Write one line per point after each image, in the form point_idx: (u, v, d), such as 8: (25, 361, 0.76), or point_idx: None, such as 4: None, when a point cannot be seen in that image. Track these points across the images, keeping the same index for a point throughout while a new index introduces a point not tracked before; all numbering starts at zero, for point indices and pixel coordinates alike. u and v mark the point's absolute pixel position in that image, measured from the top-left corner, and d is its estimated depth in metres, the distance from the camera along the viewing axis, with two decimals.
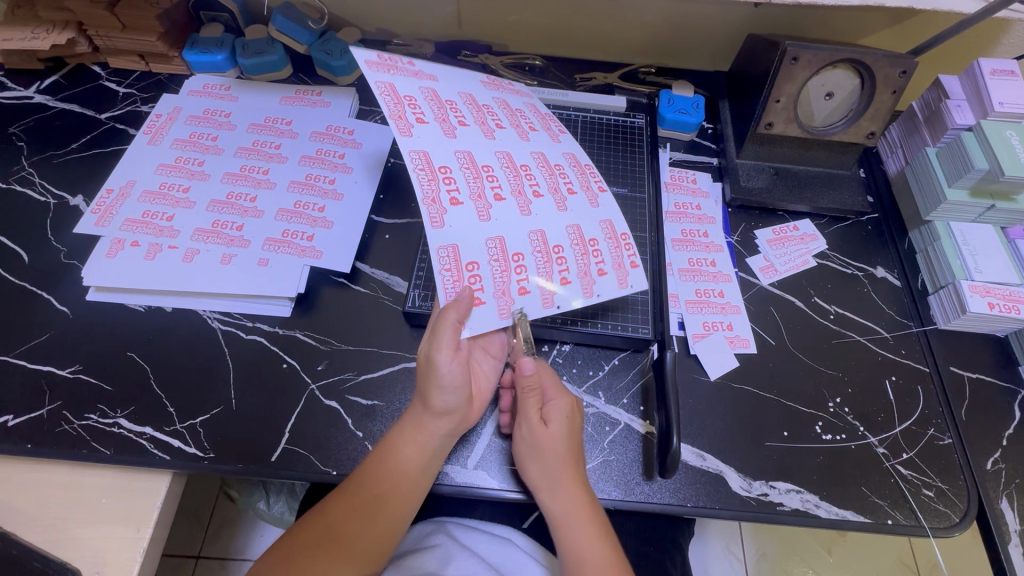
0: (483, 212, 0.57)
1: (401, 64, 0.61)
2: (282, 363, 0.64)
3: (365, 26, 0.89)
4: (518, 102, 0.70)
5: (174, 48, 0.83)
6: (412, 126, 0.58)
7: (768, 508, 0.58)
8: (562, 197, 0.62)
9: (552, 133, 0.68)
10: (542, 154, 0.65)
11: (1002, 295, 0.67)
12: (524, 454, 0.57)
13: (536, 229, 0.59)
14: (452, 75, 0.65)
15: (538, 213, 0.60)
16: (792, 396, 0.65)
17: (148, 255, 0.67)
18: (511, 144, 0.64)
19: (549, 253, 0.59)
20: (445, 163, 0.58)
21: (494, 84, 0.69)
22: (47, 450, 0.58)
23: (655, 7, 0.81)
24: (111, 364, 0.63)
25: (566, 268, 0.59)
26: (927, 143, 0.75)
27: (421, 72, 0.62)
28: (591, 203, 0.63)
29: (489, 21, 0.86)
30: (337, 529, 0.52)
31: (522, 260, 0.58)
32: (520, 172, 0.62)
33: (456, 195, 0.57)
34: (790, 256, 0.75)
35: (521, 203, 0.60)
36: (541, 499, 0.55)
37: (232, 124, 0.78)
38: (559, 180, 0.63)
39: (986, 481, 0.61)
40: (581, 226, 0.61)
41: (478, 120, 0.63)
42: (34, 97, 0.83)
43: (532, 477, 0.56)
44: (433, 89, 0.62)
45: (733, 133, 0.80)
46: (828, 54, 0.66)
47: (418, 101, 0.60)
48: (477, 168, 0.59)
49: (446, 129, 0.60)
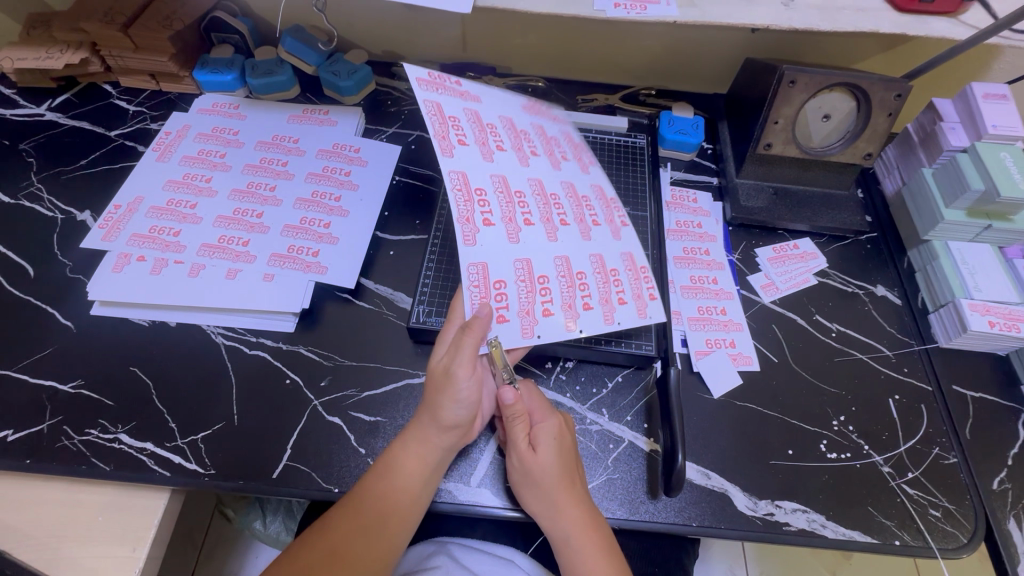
0: (513, 235, 0.59)
1: (451, 86, 0.62)
2: (286, 379, 0.64)
3: (371, 48, 0.92)
4: (557, 130, 0.70)
5: (184, 68, 0.85)
6: (452, 145, 0.59)
7: (774, 528, 0.58)
8: (587, 224, 0.64)
9: (584, 161, 0.70)
10: (571, 184, 0.66)
11: (1001, 313, 0.67)
12: (517, 480, 0.56)
13: (561, 256, 0.61)
14: (494, 97, 0.66)
15: (563, 240, 0.62)
16: (796, 414, 0.65)
17: (154, 269, 0.68)
18: (543, 172, 0.65)
19: (572, 278, 0.60)
20: (483, 187, 0.59)
21: (535, 110, 0.69)
22: (45, 466, 0.58)
23: (654, 32, 0.83)
24: (114, 379, 0.63)
25: (588, 294, 0.60)
26: (923, 165, 0.76)
27: (466, 93, 0.63)
28: (616, 236, 0.65)
29: (493, 44, 0.88)
30: (340, 549, 0.51)
31: (547, 283, 0.59)
32: (550, 200, 0.63)
33: (489, 217, 0.58)
34: (792, 274, 0.75)
35: (548, 230, 0.61)
36: (543, 524, 0.55)
37: (240, 142, 0.80)
38: (586, 212, 0.65)
39: (992, 502, 0.61)
40: (602, 256, 0.62)
41: (515, 146, 0.64)
42: (45, 114, 0.84)
43: (530, 503, 0.55)
44: (473, 112, 0.62)
45: (732, 153, 0.82)
46: (824, 78, 0.68)
47: (460, 124, 0.61)
48: (510, 193, 0.61)
49: (484, 153, 0.61)
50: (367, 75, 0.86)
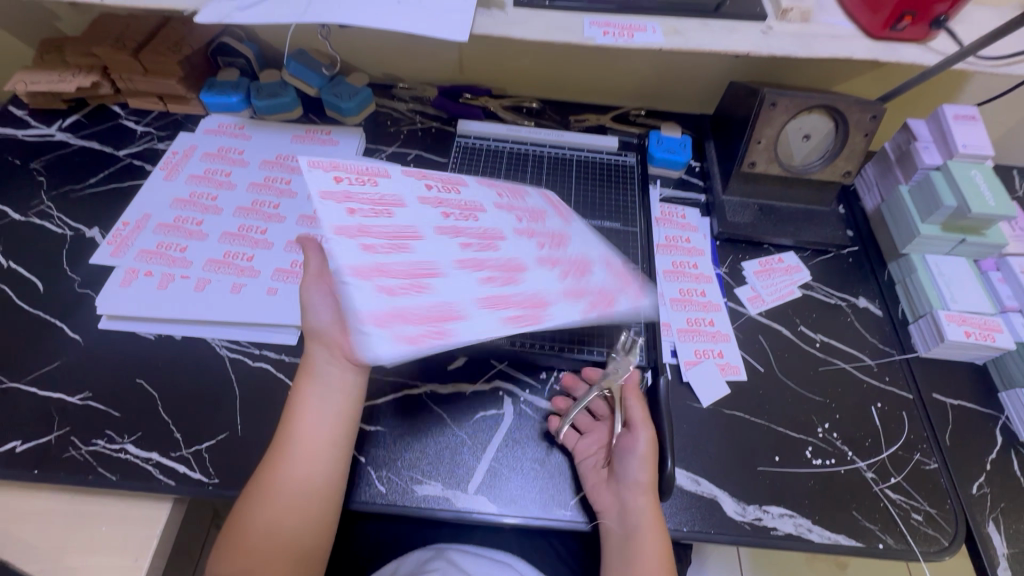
0: (428, 203, 0.55)
1: (562, 211, 0.71)
2: (288, 391, 0.66)
3: (372, 71, 0.95)
4: (600, 272, 0.63)
5: (191, 90, 0.88)
6: (501, 189, 0.66)
7: (762, 532, 0.60)
8: (476, 267, 0.52)
9: (619, 293, 0.61)
10: (523, 266, 0.56)
11: (977, 323, 0.70)
12: (634, 452, 0.58)
13: (405, 225, 0.50)
14: (572, 229, 0.68)
15: (425, 240, 0.51)
16: (782, 422, 0.67)
17: (161, 284, 0.70)
18: (521, 256, 0.57)
19: (394, 239, 0.48)
20: (465, 197, 0.60)
21: (605, 258, 0.66)
22: (52, 476, 0.59)
23: (643, 56, 0.87)
24: (120, 391, 0.64)
25: (391, 248, 0.47)
26: (900, 182, 0.80)
27: (564, 215, 0.70)
28: (485, 301, 0.49)
29: (489, 68, 0.92)
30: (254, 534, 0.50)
31: (384, 212, 0.50)
32: (483, 245, 0.55)
33: (437, 189, 0.57)
34: (777, 287, 0.78)
35: (448, 233, 0.53)
36: (642, 499, 0.56)
37: (245, 161, 0.83)
38: (495, 278, 0.53)
39: (972, 505, 0.63)
40: (439, 269, 0.49)
41: (542, 237, 0.63)
42: (56, 134, 0.87)
43: (646, 476, 0.57)
44: (540, 206, 0.68)
45: (719, 170, 0.85)
46: (803, 100, 0.72)
47: (557, 212, 0.70)
48: (466, 209, 0.58)
49: (506, 208, 0.63)
50: (368, 97, 0.89)
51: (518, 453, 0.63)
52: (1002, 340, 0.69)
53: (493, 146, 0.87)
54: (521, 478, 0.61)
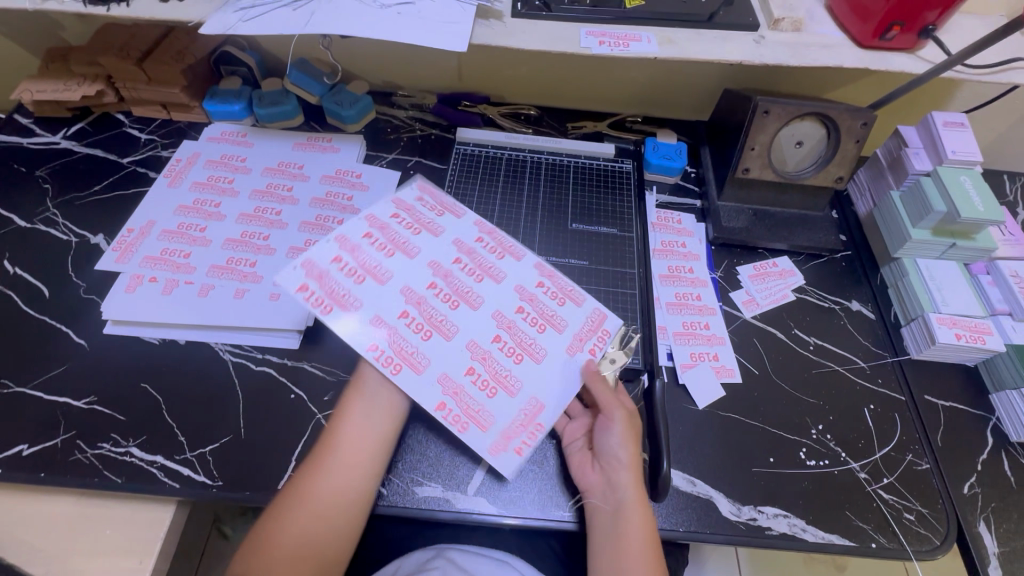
0: (438, 266, 0.63)
1: (584, 342, 0.62)
2: (291, 394, 0.67)
3: (372, 79, 0.97)
4: (512, 405, 0.59)
5: (194, 99, 0.89)
6: (537, 289, 0.64)
7: (757, 532, 0.61)
8: (383, 335, 0.59)
9: (501, 427, 0.58)
10: (426, 364, 0.59)
11: (967, 326, 0.72)
12: (613, 431, 0.60)
13: (387, 270, 0.62)
14: (557, 362, 0.61)
15: (383, 288, 0.61)
16: (776, 423, 0.68)
17: (165, 289, 0.71)
18: (438, 356, 0.59)
19: (366, 269, 0.61)
20: (477, 286, 0.63)
21: (539, 404, 0.59)
22: (58, 478, 0.60)
23: (640, 64, 0.89)
24: (125, 395, 0.65)
25: (355, 267, 0.61)
26: (892, 187, 0.82)
27: (575, 347, 0.62)
28: (365, 348, 0.58)
29: (487, 75, 0.94)
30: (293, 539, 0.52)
31: (397, 247, 0.63)
32: (433, 313, 0.61)
33: (462, 266, 0.64)
34: (771, 291, 0.79)
35: (412, 292, 0.61)
36: (625, 475, 0.58)
37: (248, 168, 0.84)
38: (408, 337, 0.59)
39: (963, 505, 0.64)
40: (367, 290, 0.60)
41: (507, 350, 0.61)
42: (61, 142, 0.89)
43: (629, 453, 0.59)
44: (558, 323, 0.63)
45: (713, 176, 0.87)
46: (795, 107, 0.73)
47: (588, 344, 0.62)
48: (458, 293, 0.62)
49: (506, 321, 0.62)
50: (369, 105, 0.91)
51: None
52: (993, 342, 0.70)
53: (492, 153, 0.88)
54: (520, 479, 0.63)
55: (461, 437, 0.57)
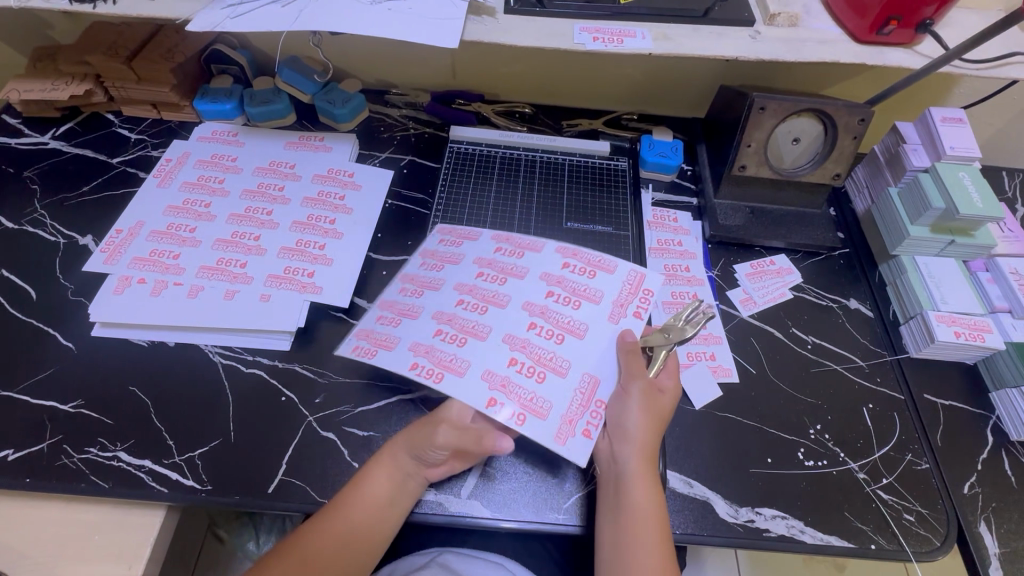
0: (465, 284, 0.65)
1: (626, 304, 0.62)
2: (282, 397, 0.66)
3: (365, 77, 0.96)
4: (566, 386, 0.58)
5: (185, 98, 0.88)
6: (563, 271, 0.65)
7: (755, 534, 0.60)
8: (423, 353, 0.59)
9: (560, 411, 0.57)
10: (466, 367, 0.58)
11: (967, 324, 0.71)
12: (627, 404, 0.57)
13: (418, 305, 0.64)
14: (600, 333, 0.61)
15: (417, 321, 0.62)
16: (773, 423, 0.67)
17: (154, 291, 0.70)
18: (478, 357, 0.58)
19: (401, 309, 0.64)
20: (503, 287, 0.64)
21: (594, 377, 0.59)
22: (44, 483, 0.59)
23: (635, 61, 0.88)
24: (113, 398, 0.64)
25: (391, 310, 0.64)
26: (890, 184, 0.81)
27: (616, 314, 0.62)
28: (408, 368, 0.58)
29: (481, 73, 0.93)
30: (312, 551, 0.53)
31: (423, 282, 0.66)
32: (473, 324, 0.61)
33: (485, 278, 0.65)
34: (769, 289, 0.78)
35: (449, 311, 0.63)
36: (630, 449, 0.56)
37: (239, 168, 0.83)
38: (451, 351, 0.59)
39: (963, 505, 0.64)
40: (406, 326, 0.62)
41: (546, 332, 0.60)
42: (49, 142, 0.88)
43: (638, 428, 0.56)
44: (593, 296, 0.63)
45: (710, 174, 0.86)
46: (791, 104, 0.72)
47: (631, 308, 0.63)
48: (485, 298, 0.63)
49: (539, 307, 0.62)
50: (362, 103, 0.90)
51: (510, 457, 0.63)
52: (992, 340, 0.70)
53: (486, 151, 0.87)
54: (514, 482, 0.62)
55: (522, 429, 0.55)
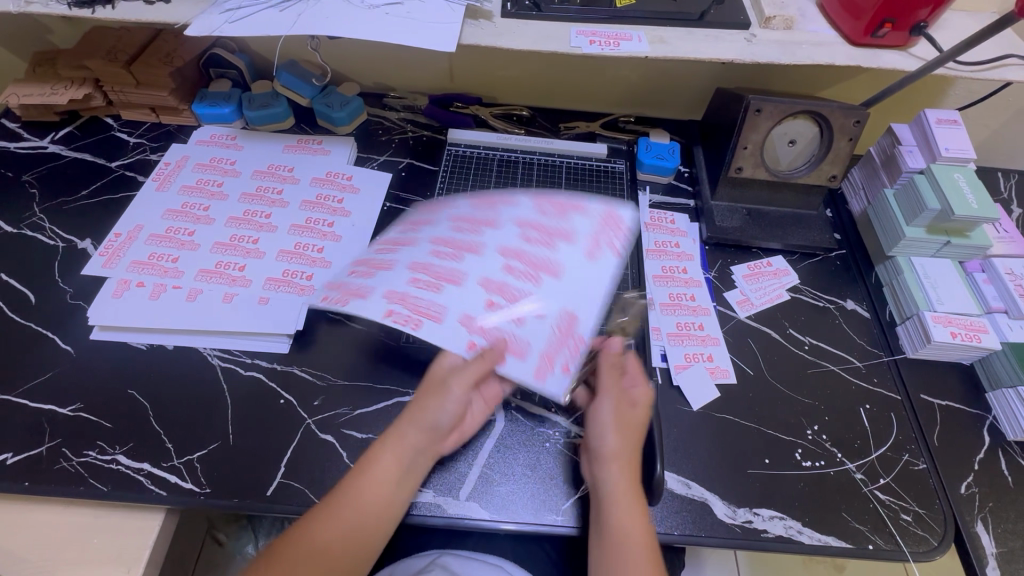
0: (439, 236, 0.64)
1: (602, 240, 0.63)
2: (280, 399, 0.66)
3: (364, 81, 0.96)
4: (545, 325, 0.59)
5: (183, 101, 0.89)
6: (538, 218, 0.65)
7: (753, 535, 0.60)
8: (399, 300, 0.57)
9: (539, 348, 0.58)
10: (444, 313, 0.57)
11: (963, 324, 0.71)
12: (600, 425, 0.58)
13: (390, 258, 0.62)
14: (575, 271, 0.61)
15: (391, 271, 0.60)
16: (770, 424, 0.67)
17: (153, 294, 0.70)
18: (454, 303, 0.58)
19: (372, 265, 0.62)
20: (478, 236, 0.63)
21: (572, 314, 0.59)
22: (43, 487, 0.59)
23: (631, 64, 0.89)
24: (112, 402, 0.65)
25: (362, 265, 0.62)
26: (886, 185, 0.81)
27: (593, 250, 0.62)
28: (383, 315, 0.55)
29: (479, 76, 0.93)
30: (319, 548, 0.51)
31: (395, 239, 0.65)
32: (447, 271, 0.59)
33: (459, 228, 0.64)
34: (766, 290, 0.79)
35: (421, 259, 0.61)
36: (605, 469, 0.56)
37: (237, 172, 0.83)
38: (427, 297, 0.57)
39: (960, 506, 0.64)
40: (378, 277, 0.59)
41: (521, 273, 0.60)
42: (48, 146, 0.88)
43: (609, 446, 0.57)
44: (567, 235, 0.63)
45: (707, 176, 0.86)
46: (787, 106, 0.73)
47: (606, 242, 0.63)
48: (459, 247, 0.62)
49: (515, 250, 0.62)
50: (360, 106, 0.90)
51: (509, 459, 0.63)
52: (988, 341, 0.70)
53: (484, 154, 0.87)
54: (512, 484, 0.62)
55: (503, 369, 0.56)
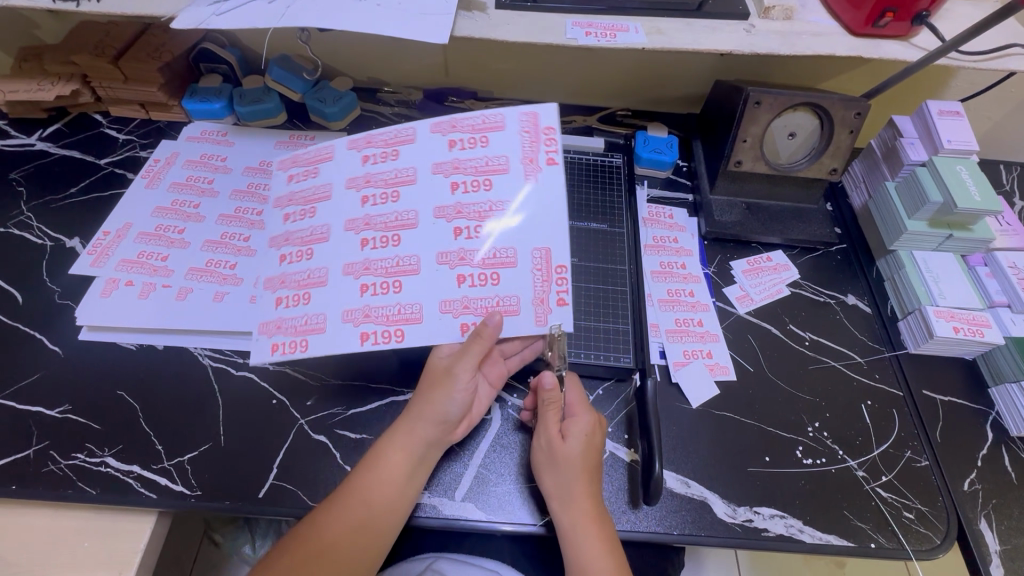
0: (352, 223, 0.62)
1: (535, 154, 0.61)
2: (272, 400, 0.65)
3: (357, 75, 0.95)
4: (523, 271, 0.58)
5: (173, 97, 0.87)
6: (452, 157, 0.62)
7: (753, 534, 0.59)
8: (365, 318, 0.58)
9: (528, 297, 0.57)
10: (420, 310, 0.58)
11: (965, 319, 0.70)
12: (541, 462, 0.58)
13: (320, 269, 0.61)
14: (521, 199, 0.59)
15: (329, 286, 0.59)
16: (771, 421, 0.67)
17: (142, 293, 0.69)
18: (423, 293, 0.58)
19: (306, 282, 0.61)
20: (401, 203, 0.61)
21: (545, 249, 0.58)
22: (30, 490, 0.58)
23: (628, 56, 0.87)
24: (101, 403, 0.63)
25: (293, 276, 0.61)
26: (887, 178, 0.80)
27: (530, 171, 0.60)
28: (362, 341, 0.57)
29: (474, 70, 0.92)
30: (327, 541, 0.51)
31: (313, 236, 0.63)
32: (388, 263, 0.60)
33: (373, 202, 0.62)
34: (766, 286, 0.78)
35: (353, 262, 0.61)
36: (554, 508, 0.56)
37: (228, 168, 0.82)
38: (388, 299, 0.59)
39: (964, 503, 0.63)
40: (328, 296, 0.60)
41: (471, 230, 0.59)
42: (36, 143, 0.86)
43: (549, 486, 0.57)
44: (499, 165, 0.61)
45: (705, 170, 0.85)
46: (787, 98, 0.71)
47: (540, 155, 0.61)
48: (392, 227, 0.61)
49: (451, 207, 0.60)
50: (353, 101, 0.88)
51: (506, 458, 0.62)
52: (991, 335, 0.69)
53: None
54: (509, 484, 0.61)
55: (507, 333, 0.57)
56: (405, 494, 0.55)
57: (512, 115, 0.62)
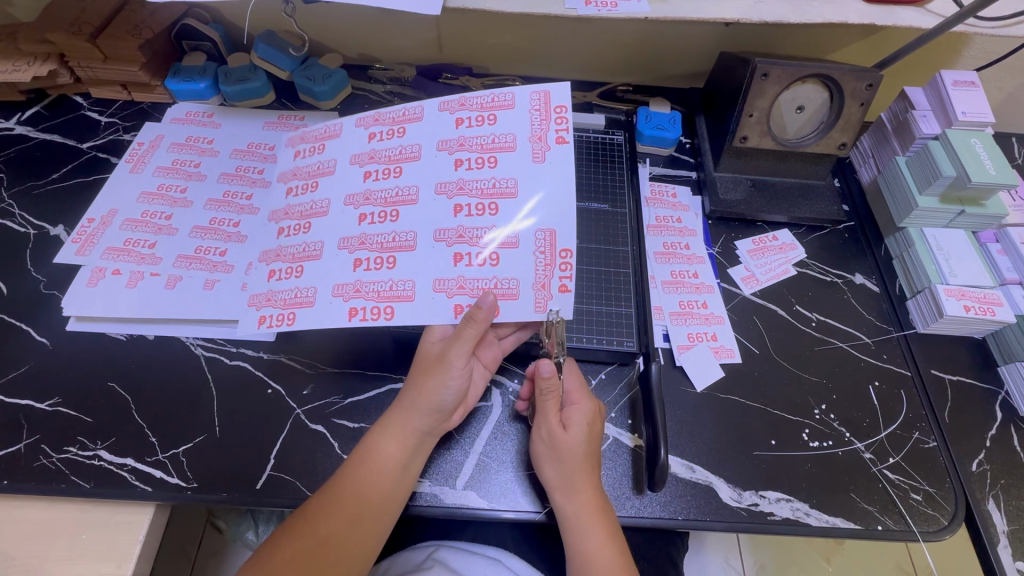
0: (354, 200, 0.61)
1: (544, 132, 0.59)
2: (267, 389, 0.63)
3: (347, 52, 0.91)
4: (525, 253, 0.56)
5: (156, 77, 0.83)
6: (460, 133, 0.60)
7: (759, 518, 0.58)
8: (354, 294, 0.57)
9: (529, 280, 0.55)
10: (413, 288, 0.56)
11: (977, 297, 0.68)
12: (542, 453, 0.57)
13: (314, 242, 0.61)
14: (529, 180, 0.58)
15: (322, 260, 0.59)
16: (777, 404, 0.65)
17: (130, 282, 0.67)
18: (418, 270, 0.56)
19: (297, 258, 0.61)
20: (403, 178, 0.60)
21: (549, 229, 0.56)
22: (22, 485, 0.57)
23: (629, 28, 0.84)
24: (91, 396, 0.62)
25: (289, 249, 0.62)
26: (897, 152, 0.77)
27: (538, 148, 0.58)
28: (349, 317, 0.56)
29: (469, 45, 0.88)
30: (325, 533, 0.50)
31: (314, 211, 0.63)
32: (385, 239, 0.58)
33: (375, 177, 0.61)
34: (772, 266, 0.76)
35: (348, 240, 0.59)
36: (556, 500, 0.55)
37: (215, 150, 0.79)
38: (376, 276, 0.57)
39: (972, 483, 0.62)
40: (322, 268, 0.59)
41: (475, 209, 0.58)
42: (15, 128, 0.83)
43: (551, 476, 0.55)
44: (506, 143, 0.59)
45: (709, 147, 0.82)
46: (796, 69, 0.68)
47: (550, 135, 0.59)
48: (390, 203, 0.60)
49: (454, 182, 0.59)
50: (344, 79, 0.85)
51: (507, 446, 0.61)
52: (1002, 314, 0.67)
53: None
54: (510, 472, 0.60)
55: (502, 317, 0.54)
56: (404, 483, 0.54)
57: (523, 92, 0.61)
